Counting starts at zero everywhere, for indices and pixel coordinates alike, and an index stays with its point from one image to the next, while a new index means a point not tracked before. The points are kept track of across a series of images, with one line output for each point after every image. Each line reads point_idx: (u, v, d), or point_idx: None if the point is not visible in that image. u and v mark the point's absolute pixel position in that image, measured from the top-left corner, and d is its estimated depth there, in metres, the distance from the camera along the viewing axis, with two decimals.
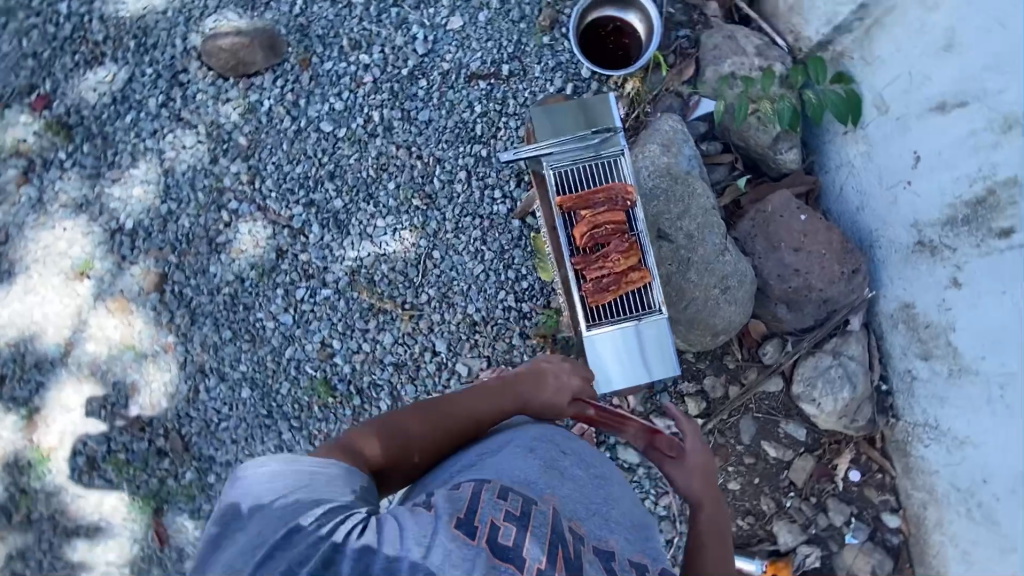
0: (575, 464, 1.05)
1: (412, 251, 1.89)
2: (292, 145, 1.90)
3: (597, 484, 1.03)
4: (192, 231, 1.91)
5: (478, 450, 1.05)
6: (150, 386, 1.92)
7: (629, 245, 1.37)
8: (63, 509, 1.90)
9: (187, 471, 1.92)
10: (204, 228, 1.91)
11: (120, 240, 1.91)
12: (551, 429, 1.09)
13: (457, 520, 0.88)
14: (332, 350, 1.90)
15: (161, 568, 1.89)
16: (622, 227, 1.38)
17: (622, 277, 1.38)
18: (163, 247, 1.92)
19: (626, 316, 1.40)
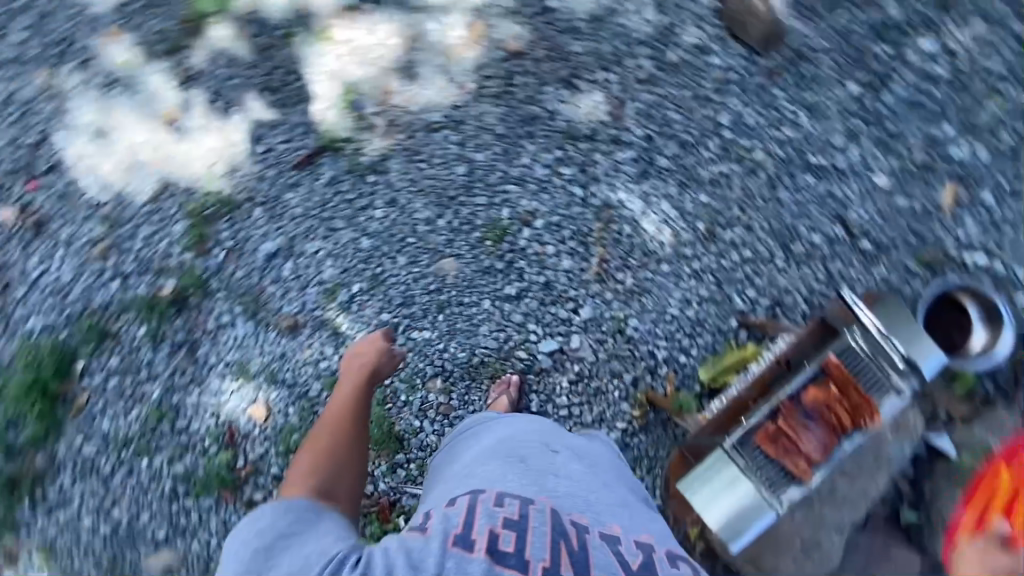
0: (566, 462, 1.23)
1: (655, 245, 1.91)
2: (691, 98, 1.93)
3: (599, 481, 1.21)
4: (570, 52, 1.98)
5: (470, 466, 1.23)
6: (423, 88, 2.03)
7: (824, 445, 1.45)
8: (287, 75, 2.05)
9: (367, 156, 2.03)
10: (578, 60, 1.98)
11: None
12: (535, 456, 1.22)
13: (451, 539, 0.99)
14: (532, 222, 1.97)
15: (276, 176, 2.03)
16: (833, 430, 1.47)
17: (791, 452, 1.47)
18: (545, 36, 2.00)
19: (759, 474, 1.46)
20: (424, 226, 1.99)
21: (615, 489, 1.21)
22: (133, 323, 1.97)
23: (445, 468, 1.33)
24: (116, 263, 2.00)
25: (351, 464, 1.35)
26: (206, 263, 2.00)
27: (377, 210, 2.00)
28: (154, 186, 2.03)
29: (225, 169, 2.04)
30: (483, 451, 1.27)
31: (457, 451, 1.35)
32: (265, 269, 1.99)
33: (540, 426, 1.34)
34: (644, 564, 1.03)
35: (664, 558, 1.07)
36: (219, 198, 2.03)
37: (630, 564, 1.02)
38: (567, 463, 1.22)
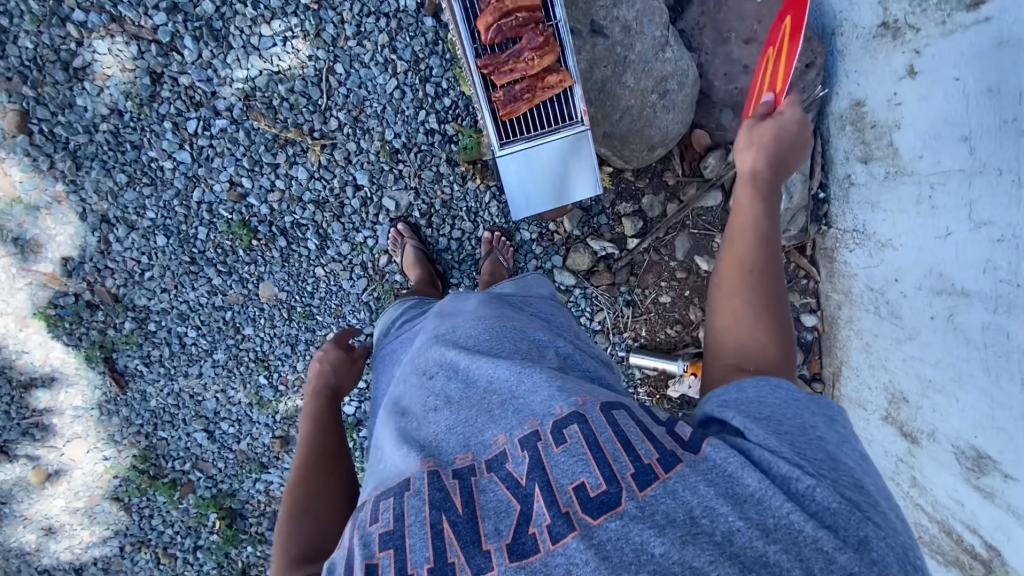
0: (443, 379, 0.93)
1: (309, 67, 1.64)
2: None
3: (478, 367, 0.92)
4: (38, 55, 1.61)
5: (373, 452, 0.99)
6: (55, 239, 1.77)
7: (543, 40, 1.24)
8: (12, 364, 1.92)
9: (125, 322, 1.88)
10: (51, 49, 1.61)
11: None
12: (418, 403, 0.92)
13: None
14: (243, 190, 1.73)
15: (129, 407, 2.01)
16: (536, 18, 1.24)
17: (537, 81, 1.28)
18: (10, 77, 1.62)
19: (542, 130, 1.33)
20: (217, 297, 1.86)
21: (496, 367, 0.90)
22: (240, 553, 2.21)
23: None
24: (183, 549, 2.20)
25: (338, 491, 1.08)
26: (203, 486, 2.13)
27: (189, 334, 1.91)
28: (113, 508, 2.13)
29: (110, 446, 2.06)
30: (381, 422, 1.01)
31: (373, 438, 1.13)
32: (223, 444, 2.08)
33: (431, 340, 1.05)
34: (533, 470, 0.75)
35: (553, 441, 0.76)
36: (139, 459, 2.08)
37: (518, 484, 0.74)
38: (442, 380, 0.93)
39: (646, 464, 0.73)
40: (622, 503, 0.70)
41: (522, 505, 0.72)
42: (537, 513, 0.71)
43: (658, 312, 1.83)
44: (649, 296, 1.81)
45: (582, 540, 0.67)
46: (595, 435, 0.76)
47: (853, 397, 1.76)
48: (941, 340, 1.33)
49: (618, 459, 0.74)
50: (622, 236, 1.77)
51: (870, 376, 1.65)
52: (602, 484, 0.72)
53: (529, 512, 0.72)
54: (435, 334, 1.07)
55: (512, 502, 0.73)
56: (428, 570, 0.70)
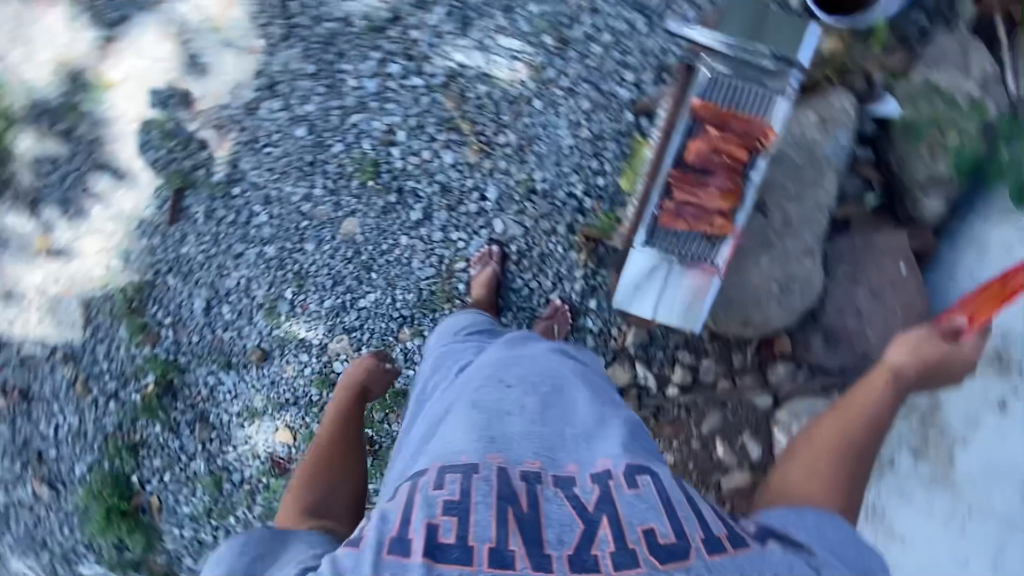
0: (520, 394, 1.03)
1: (515, 86, 1.79)
2: None
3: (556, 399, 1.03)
4: None
5: (426, 425, 1.07)
6: (222, 77, 1.90)
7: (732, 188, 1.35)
8: (104, 143, 1.99)
9: (219, 172, 1.96)
10: None
11: None
12: (492, 399, 1.02)
13: (386, 546, 0.80)
14: (394, 139, 1.86)
15: (163, 239, 2.03)
16: (736, 168, 1.36)
17: (706, 214, 1.38)
18: None
19: (681, 253, 1.41)
20: (307, 204, 1.93)
21: (574, 407, 1.02)
22: (149, 425, 2.13)
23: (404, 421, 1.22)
24: (105, 388, 2.11)
25: (348, 475, 1.28)
26: (165, 347, 2.09)
27: (260, 216, 1.96)
28: (79, 312, 2.11)
29: (121, 260, 2.06)
30: (442, 401, 1.09)
31: (413, 405, 1.20)
32: (210, 323, 2.06)
33: (508, 355, 1.14)
34: (602, 502, 0.85)
35: (625, 483, 0.88)
36: (133, 287, 2.07)
37: (586, 508, 0.84)
38: (519, 393, 1.03)
39: (713, 536, 0.83)
40: (691, 559, 0.79)
41: (586, 526, 0.82)
42: (603, 539, 0.80)
43: None
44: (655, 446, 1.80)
45: None
46: (666, 494, 0.87)
47: None
48: None
49: (684, 521, 0.84)
50: (666, 380, 1.80)
51: None
52: (671, 536, 0.82)
53: (593, 534, 0.81)
54: (512, 350, 1.16)
55: (577, 521, 0.83)
56: (487, 548, 0.79)
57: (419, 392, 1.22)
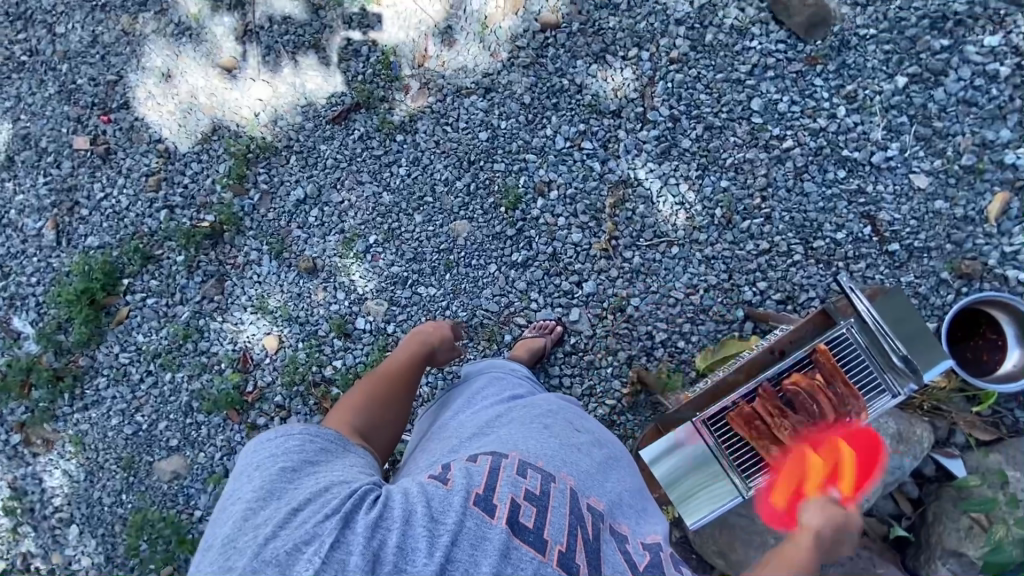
0: (587, 442, 1.07)
1: (668, 225, 1.89)
2: (723, 79, 1.89)
3: (618, 469, 1.07)
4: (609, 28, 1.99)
5: (486, 423, 1.08)
6: (458, 54, 2.11)
7: (803, 435, 1.37)
8: (335, 32, 2.20)
9: (399, 115, 2.13)
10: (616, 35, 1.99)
11: None
12: (562, 429, 1.07)
13: (473, 497, 0.86)
14: (546, 192, 1.99)
15: (315, 127, 2.17)
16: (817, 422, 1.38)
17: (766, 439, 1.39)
18: None
19: (724, 456, 1.42)
20: (442, 187, 2.06)
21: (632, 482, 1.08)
22: (174, 250, 2.16)
23: (444, 410, 1.22)
24: (165, 195, 2.20)
25: (384, 427, 1.27)
26: (243, 202, 2.16)
27: (401, 168, 2.09)
28: (206, 128, 2.23)
29: (270, 117, 2.20)
30: (505, 411, 1.12)
31: (458, 401, 1.21)
32: (292, 213, 2.13)
33: (568, 406, 1.19)
34: (651, 566, 0.91)
35: (669, 562, 0.94)
36: (261, 143, 2.19)
37: (634, 567, 0.89)
38: (586, 441, 1.08)
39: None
40: None
41: None
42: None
43: None
44: None
45: None
46: None
47: None
48: None
49: None
50: None
51: None
52: None
53: None
54: (572, 406, 1.21)
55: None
56: (557, 549, 0.84)
57: (463, 394, 1.22)
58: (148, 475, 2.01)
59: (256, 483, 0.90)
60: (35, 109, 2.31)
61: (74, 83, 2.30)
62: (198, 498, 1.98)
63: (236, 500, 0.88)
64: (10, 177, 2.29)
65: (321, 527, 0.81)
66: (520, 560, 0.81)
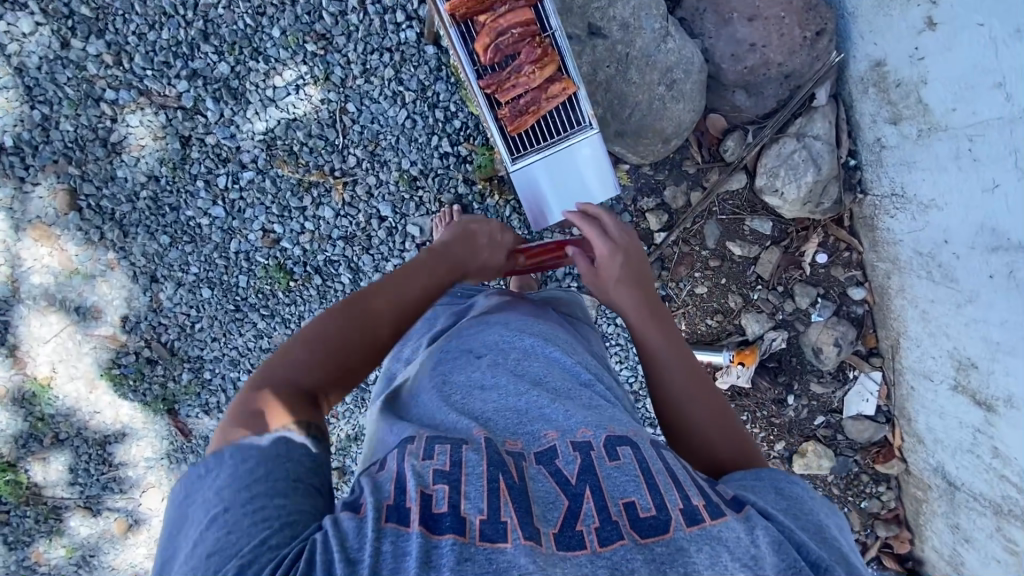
0: (495, 363, 0.95)
1: (324, 110, 1.70)
2: (146, 6, 1.65)
3: (536, 366, 0.95)
4: (80, 136, 1.73)
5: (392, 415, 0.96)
6: (111, 305, 1.90)
7: (542, 52, 1.28)
8: (86, 424, 2.05)
9: (183, 373, 1.97)
10: (90, 129, 1.72)
11: (9, 162, 1.74)
12: (466, 370, 0.94)
13: (382, 513, 0.70)
14: (276, 236, 1.80)
15: (195, 453, 2.09)
16: (532, 30, 1.28)
17: (541, 92, 1.30)
18: (57, 160, 1.75)
19: (554, 141, 1.34)
20: (264, 338, 1.91)
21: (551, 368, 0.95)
22: None
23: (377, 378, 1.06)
24: None
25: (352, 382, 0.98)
26: None
27: (242, 378, 1.97)
28: None
29: None
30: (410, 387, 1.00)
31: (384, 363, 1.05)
32: None
33: (483, 321, 1.06)
34: (586, 470, 0.77)
35: (606, 453, 0.80)
36: None
37: (568, 481, 0.76)
38: (499, 363, 0.95)
39: (692, 504, 0.75)
40: (671, 531, 0.72)
41: (571, 501, 0.74)
42: (587, 513, 0.73)
43: (696, 305, 1.74)
44: (684, 289, 1.72)
45: (632, 549, 0.70)
46: (647, 463, 0.80)
47: (917, 369, 1.63)
48: (1003, 299, 1.26)
49: (669, 492, 0.76)
50: (649, 233, 1.68)
51: (935, 348, 1.52)
52: (651, 508, 0.74)
53: (577, 509, 0.73)
54: (482, 319, 1.07)
55: (559, 495, 0.75)
56: (480, 520, 0.69)
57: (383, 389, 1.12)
58: None
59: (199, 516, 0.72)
60: None
61: None
62: None
63: (179, 539, 0.72)
64: None
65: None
66: (438, 557, 0.65)
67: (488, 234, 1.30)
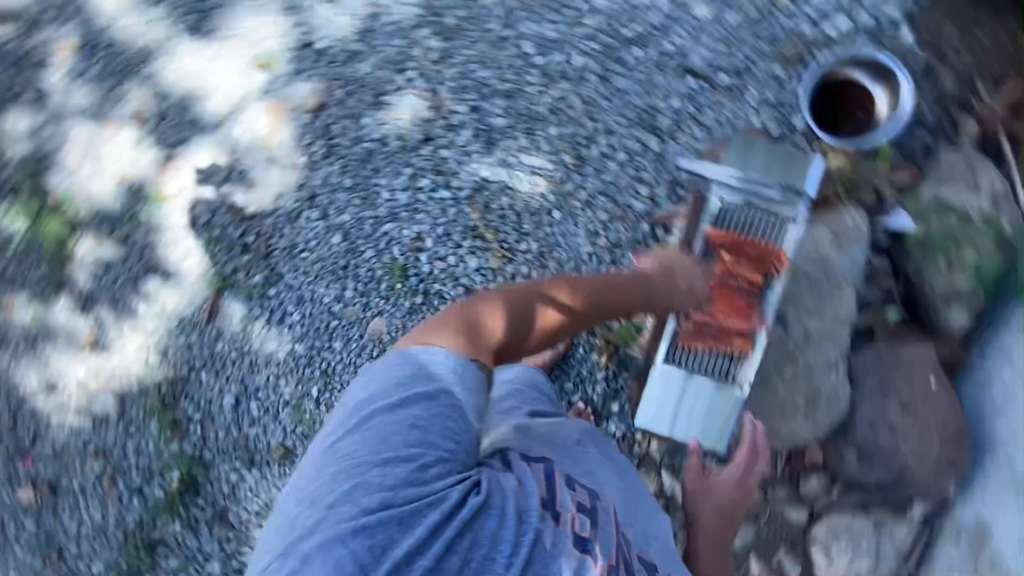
0: (596, 459, 1.22)
1: (535, 200, 1.87)
2: (488, 50, 1.86)
3: (626, 485, 1.23)
4: (360, 76, 1.96)
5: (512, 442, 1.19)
6: (265, 189, 2.07)
7: (748, 309, 1.52)
8: (156, 247, 2.15)
9: (257, 274, 2.08)
10: (371, 77, 1.95)
11: (302, 50, 2.01)
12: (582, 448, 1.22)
13: (526, 502, 1.02)
14: (423, 247, 1.96)
15: (201, 336, 2.13)
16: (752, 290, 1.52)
17: (725, 333, 1.52)
18: (332, 75, 1.99)
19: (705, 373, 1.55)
20: (338, 305, 2.02)
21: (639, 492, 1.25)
22: (167, 522, 2.13)
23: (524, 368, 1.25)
24: (125, 484, 2.16)
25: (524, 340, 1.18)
26: (192, 441, 2.13)
27: (293, 315, 2.06)
28: (116, 403, 2.19)
29: (158, 356, 2.16)
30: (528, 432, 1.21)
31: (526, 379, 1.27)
32: (238, 419, 2.10)
33: (597, 430, 1.32)
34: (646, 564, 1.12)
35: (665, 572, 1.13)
36: (167, 382, 2.15)
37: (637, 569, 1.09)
38: (603, 467, 1.22)
39: None
40: None
41: None
42: None
43: None
44: None
45: None
46: None
47: None
48: None
49: None
50: None
51: None
52: None
53: None
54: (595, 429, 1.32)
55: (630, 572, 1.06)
56: (581, 551, 1.00)
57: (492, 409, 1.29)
58: None
59: (345, 455, 0.98)
60: None
61: None
62: None
63: (360, 440, 0.98)
64: None
65: (417, 512, 0.95)
66: None
67: (685, 278, 1.43)
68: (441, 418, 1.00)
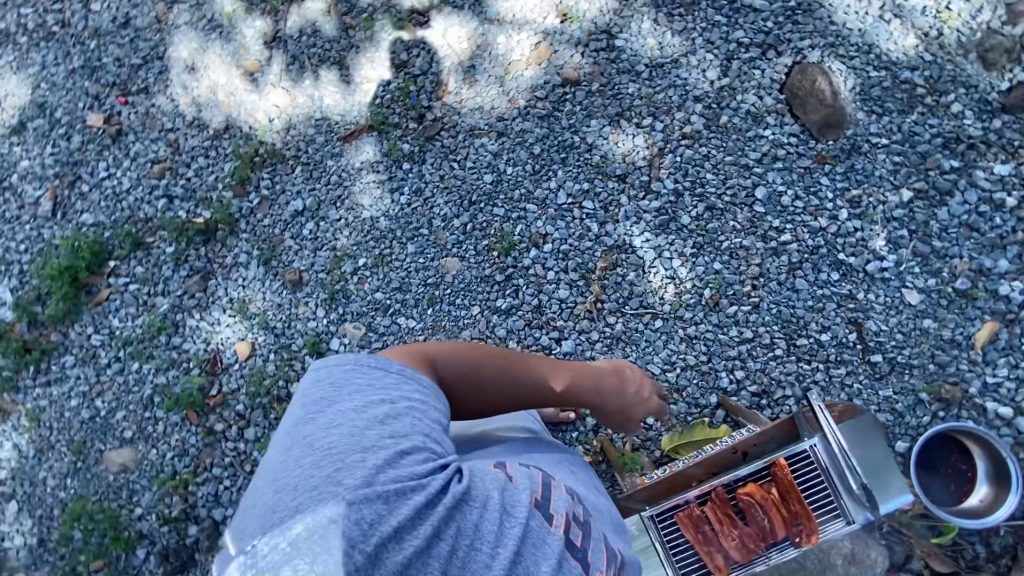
0: (570, 473, 1.17)
1: (653, 296, 1.88)
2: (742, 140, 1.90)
3: (601, 501, 1.16)
4: (622, 89, 2.02)
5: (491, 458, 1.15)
6: (476, 93, 2.13)
7: (751, 549, 1.35)
8: (361, 53, 2.22)
9: (408, 144, 2.13)
10: (628, 96, 2.01)
11: (600, 30, 2.07)
12: (565, 468, 1.18)
13: (510, 494, 0.93)
14: (540, 245, 1.98)
15: (326, 142, 2.18)
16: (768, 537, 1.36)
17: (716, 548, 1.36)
18: (602, 68, 2.04)
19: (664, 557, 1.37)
20: (439, 222, 2.06)
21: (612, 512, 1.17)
22: (165, 239, 2.16)
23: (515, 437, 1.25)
24: (167, 184, 2.21)
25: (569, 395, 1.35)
26: (242, 204, 2.17)
27: (403, 196, 2.10)
28: (220, 124, 2.24)
29: (282, 125, 2.22)
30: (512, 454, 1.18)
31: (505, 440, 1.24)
32: (288, 223, 2.13)
33: (578, 463, 1.25)
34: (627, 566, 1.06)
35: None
36: (271, 149, 2.20)
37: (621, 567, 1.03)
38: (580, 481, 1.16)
39: None
40: None
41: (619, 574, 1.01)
42: None
43: None
44: None
45: None
46: None
47: None
48: None
49: None
50: None
51: None
52: None
53: None
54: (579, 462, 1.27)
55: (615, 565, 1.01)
56: (568, 538, 0.94)
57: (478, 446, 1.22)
58: (96, 463, 1.97)
59: (297, 464, 0.88)
60: (57, 80, 2.34)
61: (99, 60, 2.33)
62: (141, 496, 1.92)
63: (306, 444, 0.90)
64: (20, 143, 2.31)
65: (400, 493, 0.85)
66: None
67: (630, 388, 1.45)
68: (400, 415, 0.95)
